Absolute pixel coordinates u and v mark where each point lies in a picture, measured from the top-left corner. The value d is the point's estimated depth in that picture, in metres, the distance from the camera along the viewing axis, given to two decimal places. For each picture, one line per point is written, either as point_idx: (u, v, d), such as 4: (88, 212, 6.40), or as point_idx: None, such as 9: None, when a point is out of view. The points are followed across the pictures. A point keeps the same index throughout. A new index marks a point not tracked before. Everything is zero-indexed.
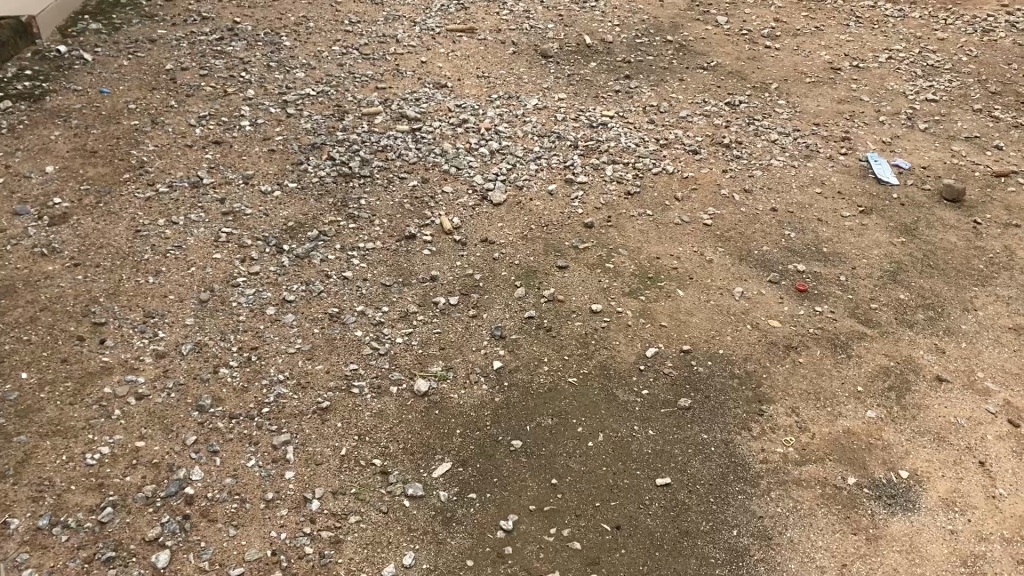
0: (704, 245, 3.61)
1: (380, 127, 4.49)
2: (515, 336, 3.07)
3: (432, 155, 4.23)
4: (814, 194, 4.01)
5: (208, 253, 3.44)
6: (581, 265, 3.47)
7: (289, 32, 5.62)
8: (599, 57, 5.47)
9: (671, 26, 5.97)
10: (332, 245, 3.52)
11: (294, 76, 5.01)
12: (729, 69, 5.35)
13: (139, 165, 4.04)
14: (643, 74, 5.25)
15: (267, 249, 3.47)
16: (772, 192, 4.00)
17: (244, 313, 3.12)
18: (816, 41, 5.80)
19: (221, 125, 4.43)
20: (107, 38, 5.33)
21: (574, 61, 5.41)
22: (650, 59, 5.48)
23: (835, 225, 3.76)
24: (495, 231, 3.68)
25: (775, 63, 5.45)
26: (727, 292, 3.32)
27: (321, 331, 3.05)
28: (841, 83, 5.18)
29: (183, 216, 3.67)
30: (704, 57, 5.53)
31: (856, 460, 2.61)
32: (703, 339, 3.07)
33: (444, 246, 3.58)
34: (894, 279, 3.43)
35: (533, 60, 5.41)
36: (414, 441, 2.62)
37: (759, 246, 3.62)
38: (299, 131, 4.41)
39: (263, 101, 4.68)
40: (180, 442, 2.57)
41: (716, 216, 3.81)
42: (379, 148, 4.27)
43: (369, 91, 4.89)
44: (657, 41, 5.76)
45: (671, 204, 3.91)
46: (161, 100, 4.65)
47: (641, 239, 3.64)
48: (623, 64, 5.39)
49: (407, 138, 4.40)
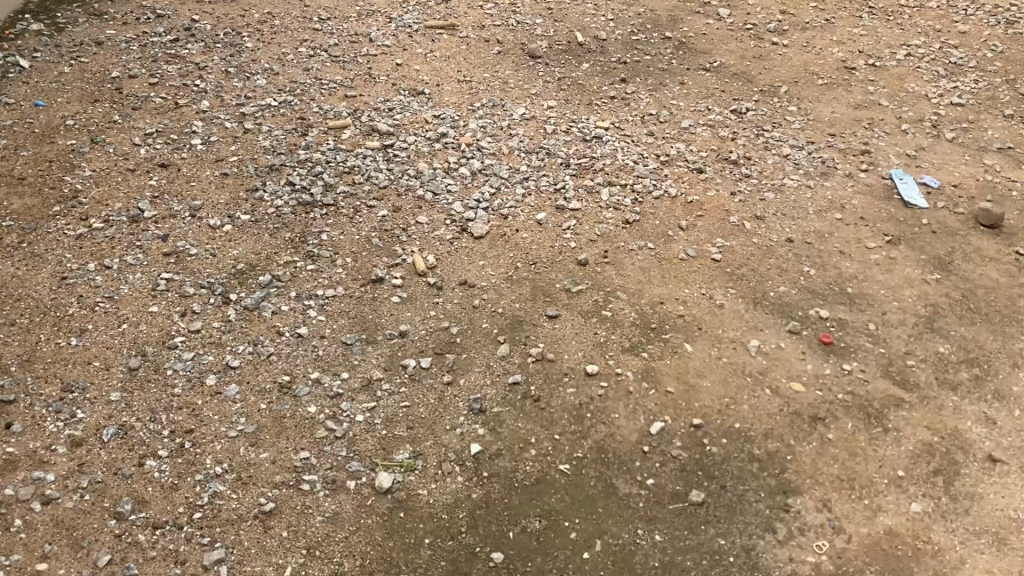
0: (714, 288, 3.15)
1: (348, 143, 4.00)
2: (498, 410, 2.62)
3: (406, 177, 3.75)
4: (835, 220, 3.56)
5: (142, 306, 2.98)
6: (575, 313, 3.01)
7: (252, 30, 5.12)
8: (592, 57, 5.00)
9: (669, 21, 5.50)
10: (285, 293, 3.07)
11: (254, 82, 4.51)
12: (734, 70, 4.89)
13: (72, 195, 3.56)
14: (639, 78, 4.79)
15: (211, 300, 3.01)
16: (788, 219, 3.56)
17: (179, 384, 2.67)
18: (828, 36, 5.33)
19: (169, 143, 3.94)
20: (48, 40, 4.83)
21: (564, 62, 4.94)
22: (648, 59, 5.02)
23: (860, 260, 3.32)
24: (476, 271, 3.21)
25: (784, 63, 4.99)
26: (740, 347, 2.87)
27: (268, 407, 2.61)
28: (858, 85, 4.72)
29: (117, 258, 3.20)
30: (706, 56, 5.06)
31: (902, 572, 2.22)
32: (716, 410, 2.63)
33: (416, 292, 3.11)
34: (931, 327, 2.99)
35: (519, 61, 4.93)
36: (373, 556, 2.22)
37: (776, 287, 3.17)
38: (256, 149, 3.92)
39: (218, 114, 4.18)
40: (90, 564, 2.17)
41: (727, 250, 3.36)
42: (346, 169, 3.79)
43: (337, 99, 4.39)
44: (654, 37, 5.29)
45: (675, 234, 3.46)
46: (103, 113, 4.17)
47: (642, 280, 3.19)
48: (618, 66, 4.92)
49: (377, 155, 3.91)
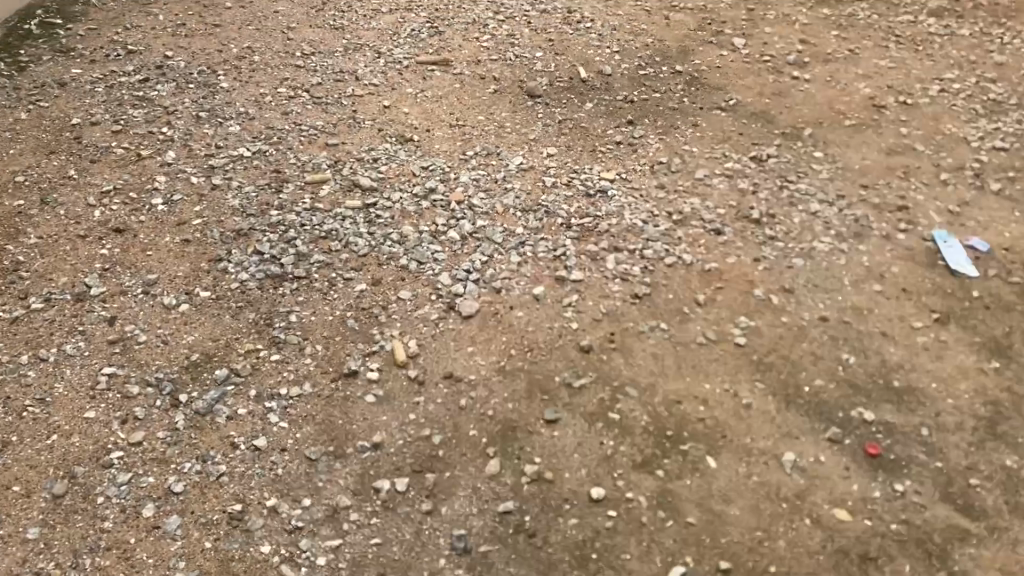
0: (740, 382, 2.75)
1: (327, 202, 3.61)
2: (487, 549, 2.27)
3: (388, 243, 3.36)
4: (873, 292, 3.15)
5: (79, 411, 2.59)
6: (577, 416, 2.60)
7: (230, 68, 4.74)
8: (596, 95, 4.61)
9: (680, 53, 5.11)
10: (244, 393, 2.67)
11: (227, 129, 4.14)
12: (752, 110, 4.48)
13: (13, 268, 3.17)
14: (649, 118, 4.38)
15: (159, 403, 2.62)
16: (820, 292, 3.14)
17: (111, 516, 2.31)
18: (853, 68, 4.92)
19: (127, 204, 3.56)
20: (7, 82, 4.48)
21: (566, 101, 4.54)
22: (657, 96, 4.62)
23: (905, 344, 2.92)
24: (464, 360, 2.80)
25: (806, 100, 4.58)
26: (775, 462, 2.49)
27: (213, 547, 2.25)
28: (889, 125, 4.31)
29: (56, 349, 2.81)
30: (721, 93, 4.65)
31: None
32: (746, 550, 2.28)
33: (394, 387, 2.71)
34: (994, 435, 2.62)
35: (517, 101, 4.55)
36: None
37: (810, 379, 2.78)
38: (224, 211, 3.54)
39: (184, 168, 3.81)
40: None
41: (751, 332, 2.95)
42: (321, 233, 3.40)
43: (316, 148, 4.01)
44: (664, 72, 4.89)
45: (692, 311, 3.04)
46: (57, 167, 3.79)
47: (656, 370, 2.77)
48: (625, 105, 4.52)
49: (359, 216, 3.52)
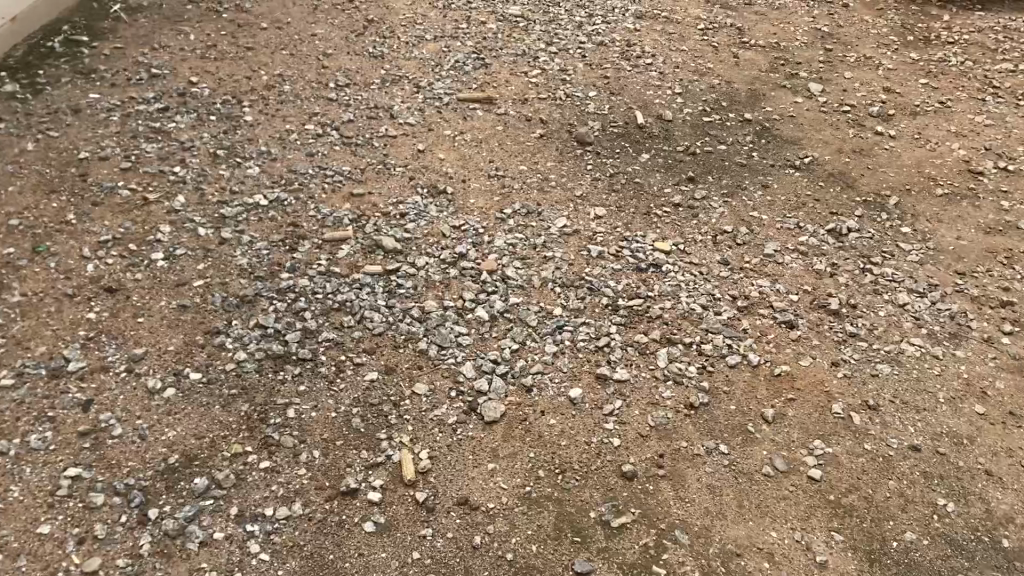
0: (812, 531, 2.29)
1: (344, 266, 3.22)
2: None
3: (408, 320, 2.95)
4: (974, 414, 2.66)
5: (31, 522, 2.22)
6: (614, 568, 2.19)
7: (257, 98, 4.41)
8: (652, 144, 4.19)
9: (749, 98, 4.63)
10: (223, 511, 2.28)
11: (245, 172, 3.80)
12: (828, 170, 3.99)
13: None
14: (711, 177, 3.92)
15: (123, 518, 2.25)
16: (911, 412, 2.66)
17: None
18: (943, 124, 4.41)
19: (126, 258, 3.22)
20: (19, 106, 4.18)
21: (619, 152, 4.12)
22: (722, 149, 4.14)
23: (1015, 489, 2.43)
24: (484, 482, 2.38)
25: (891, 161, 4.09)
26: None
27: None
28: (986, 198, 3.80)
29: (18, 438, 2.46)
30: (793, 147, 4.17)
31: None
32: None
33: (398, 514, 2.30)
34: None
35: (565, 148, 4.13)
36: None
37: (898, 532, 2.30)
38: (229, 271, 3.17)
39: (193, 217, 3.46)
40: None
41: (828, 462, 2.48)
42: (334, 304, 3.01)
43: (340, 199, 3.64)
44: (731, 119, 4.43)
45: (757, 430, 2.58)
46: (57, 209, 3.46)
47: (711, 510, 2.33)
48: (684, 158, 4.08)
49: (378, 285, 3.13)
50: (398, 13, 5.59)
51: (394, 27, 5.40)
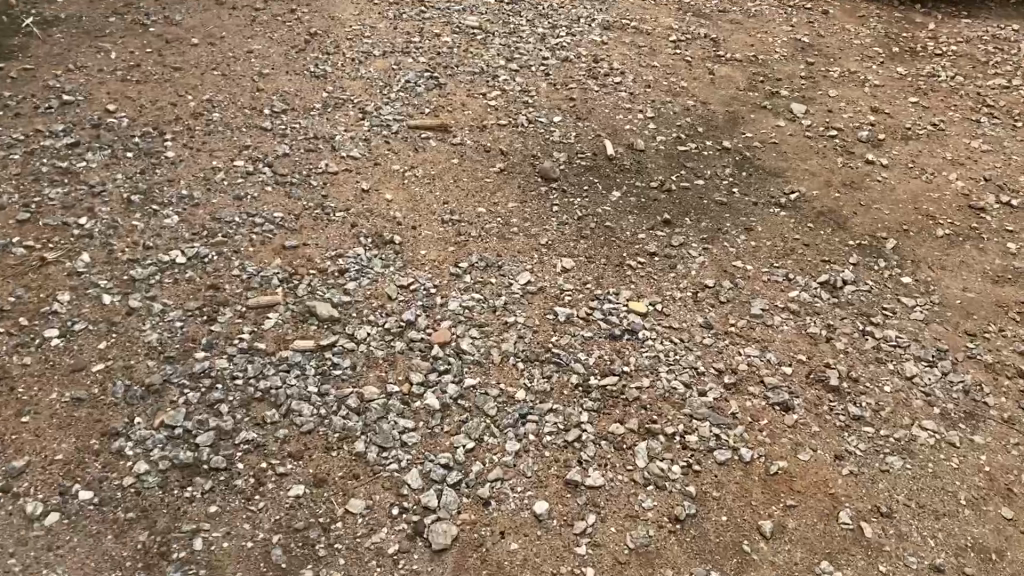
0: None
1: (270, 341, 2.78)
2: None
3: (343, 411, 2.53)
4: (1000, 521, 2.31)
5: None
6: None
7: (181, 129, 3.94)
8: (624, 180, 3.83)
9: (727, 122, 4.27)
10: None
11: (162, 221, 3.34)
12: (817, 208, 3.62)
13: None
14: (690, 218, 3.55)
15: None
16: (928, 520, 2.30)
17: None
18: (938, 150, 4.06)
19: (14, 337, 2.76)
20: None
21: (588, 190, 3.74)
22: (700, 185, 3.78)
23: None
24: None
25: (885, 195, 3.73)
26: None
27: None
28: (990, 239, 3.46)
29: None
30: (777, 181, 3.80)
31: None
32: None
33: None
34: None
35: (528, 186, 3.74)
36: None
37: None
38: (136, 350, 2.73)
39: (97, 280, 3.00)
40: None
41: None
42: (257, 394, 2.58)
43: (272, 253, 3.20)
44: (708, 147, 4.06)
45: (753, 551, 2.21)
46: None
47: None
48: (659, 196, 3.72)
49: (310, 364, 2.69)
50: (344, 24, 5.12)
51: (339, 40, 4.94)
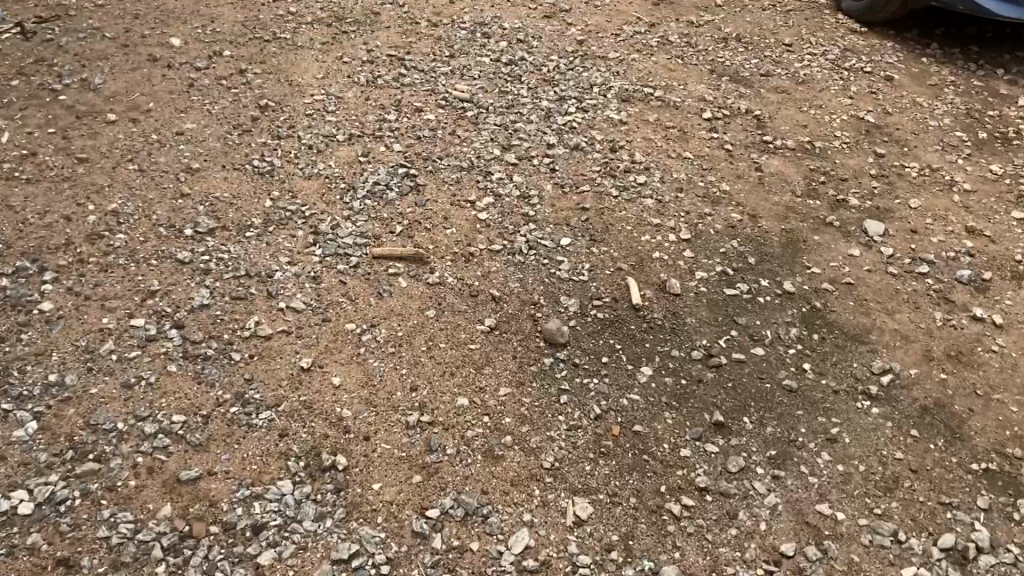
0: None
1: None
2: None
3: None
4: None
5: None
6: None
7: (68, 263, 3.00)
8: (656, 342, 2.85)
9: (785, 250, 3.33)
10: None
11: (12, 432, 2.39)
12: (920, 400, 2.69)
13: None
14: (749, 417, 2.60)
15: None
16: None
17: None
18: None
19: None
20: None
21: (610, 362, 2.75)
22: (758, 356, 2.81)
23: None
24: None
25: (1006, 379, 2.79)
26: None
27: None
28: None
29: None
30: (861, 353, 2.86)
31: None
32: None
33: None
34: None
35: (528, 355, 2.76)
36: None
37: None
38: None
39: None
40: None
41: None
42: None
43: (160, 493, 2.27)
44: (765, 290, 3.11)
45: None
46: None
47: None
48: (706, 373, 2.74)
49: None
50: (304, 92, 4.17)
51: (295, 115, 3.99)
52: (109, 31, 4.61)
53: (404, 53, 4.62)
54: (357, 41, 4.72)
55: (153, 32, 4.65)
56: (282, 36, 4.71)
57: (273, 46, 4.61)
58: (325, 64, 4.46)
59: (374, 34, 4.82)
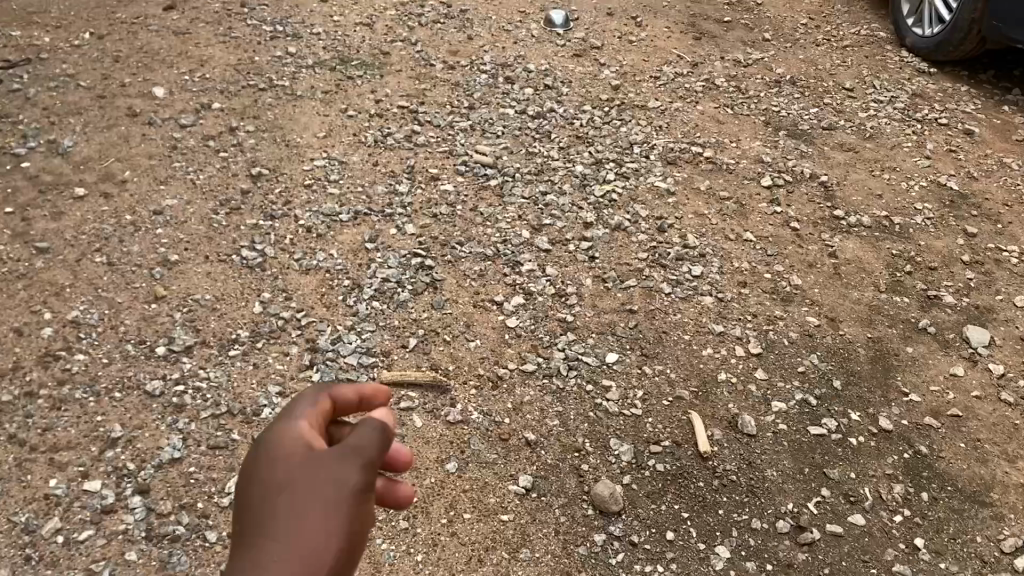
0: None
1: None
2: None
3: None
4: None
5: None
6: None
7: (14, 398, 2.49)
8: (733, 508, 2.31)
9: (874, 368, 2.78)
10: None
11: None
12: None
13: None
14: None
15: None
16: None
17: None
18: None
19: None
20: None
21: (682, 540, 2.24)
22: (859, 530, 2.29)
23: None
24: None
25: None
26: None
27: None
28: None
29: None
30: (984, 522, 2.33)
31: None
32: None
33: None
34: None
35: (574, 530, 2.24)
36: None
37: None
38: None
39: None
40: None
41: None
42: None
43: None
44: (857, 428, 2.56)
45: None
46: None
47: None
48: (799, 556, 2.23)
49: None
50: (303, 157, 3.67)
51: (292, 187, 3.47)
52: (84, 80, 4.11)
53: (416, 103, 4.13)
54: (365, 88, 4.21)
55: (134, 80, 4.15)
56: (280, 84, 4.20)
57: (269, 96, 4.10)
58: (328, 119, 3.96)
59: (383, 78, 4.32)
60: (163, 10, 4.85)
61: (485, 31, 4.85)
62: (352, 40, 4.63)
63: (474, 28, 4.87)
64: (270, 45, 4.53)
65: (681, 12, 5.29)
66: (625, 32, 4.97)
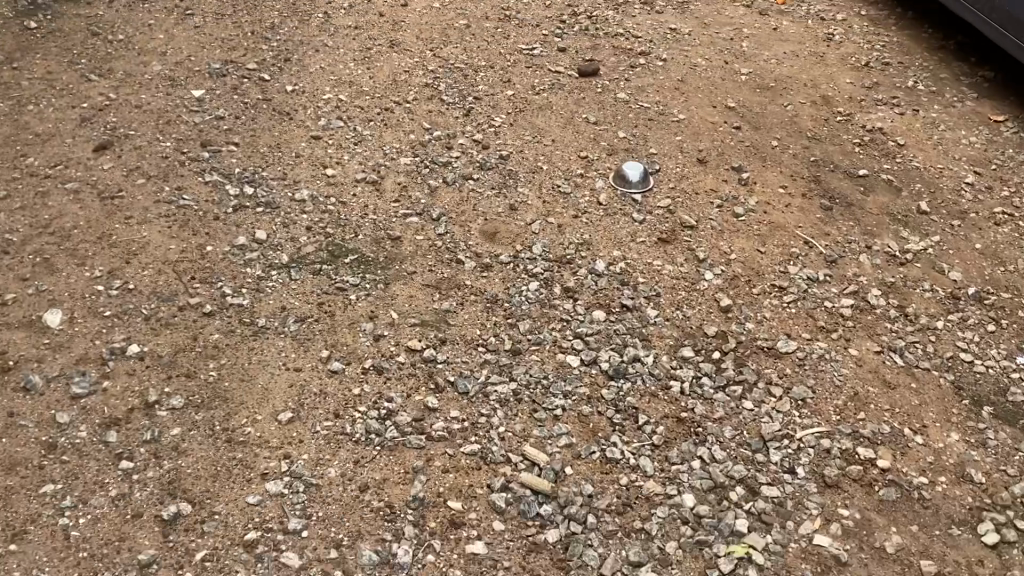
0: None
1: None
2: None
3: None
4: None
5: None
6: None
7: None
8: None
9: None
10: None
11: None
12: None
13: None
14: None
15: None
16: None
17: None
18: None
19: None
20: None
21: None
22: None
23: None
24: None
25: None
26: None
27: None
28: None
29: None
30: None
31: None
32: None
33: None
34: None
35: None
36: None
37: None
38: None
39: None
40: None
41: None
42: None
43: None
44: None
45: None
46: None
47: None
48: None
49: None
50: (252, 470, 2.33)
51: (226, 550, 2.14)
52: None
53: (434, 339, 2.79)
54: (361, 309, 2.88)
55: (22, 293, 2.84)
56: (235, 301, 2.86)
57: (215, 327, 2.76)
58: (299, 377, 2.61)
59: (388, 288, 2.98)
60: (95, 151, 3.56)
61: (533, 194, 3.54)
62: (350, 213, 3.33)
63: (519, 190, 3.56)
64: (232, 221, 3.22)
65: (796, 159, 3.94)
66: (725, 195, 3.63)
